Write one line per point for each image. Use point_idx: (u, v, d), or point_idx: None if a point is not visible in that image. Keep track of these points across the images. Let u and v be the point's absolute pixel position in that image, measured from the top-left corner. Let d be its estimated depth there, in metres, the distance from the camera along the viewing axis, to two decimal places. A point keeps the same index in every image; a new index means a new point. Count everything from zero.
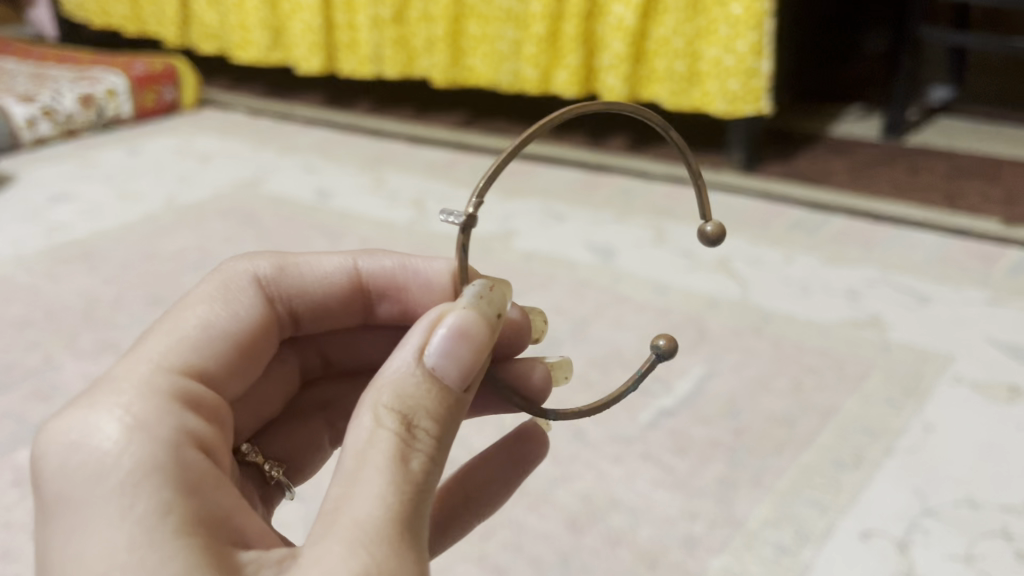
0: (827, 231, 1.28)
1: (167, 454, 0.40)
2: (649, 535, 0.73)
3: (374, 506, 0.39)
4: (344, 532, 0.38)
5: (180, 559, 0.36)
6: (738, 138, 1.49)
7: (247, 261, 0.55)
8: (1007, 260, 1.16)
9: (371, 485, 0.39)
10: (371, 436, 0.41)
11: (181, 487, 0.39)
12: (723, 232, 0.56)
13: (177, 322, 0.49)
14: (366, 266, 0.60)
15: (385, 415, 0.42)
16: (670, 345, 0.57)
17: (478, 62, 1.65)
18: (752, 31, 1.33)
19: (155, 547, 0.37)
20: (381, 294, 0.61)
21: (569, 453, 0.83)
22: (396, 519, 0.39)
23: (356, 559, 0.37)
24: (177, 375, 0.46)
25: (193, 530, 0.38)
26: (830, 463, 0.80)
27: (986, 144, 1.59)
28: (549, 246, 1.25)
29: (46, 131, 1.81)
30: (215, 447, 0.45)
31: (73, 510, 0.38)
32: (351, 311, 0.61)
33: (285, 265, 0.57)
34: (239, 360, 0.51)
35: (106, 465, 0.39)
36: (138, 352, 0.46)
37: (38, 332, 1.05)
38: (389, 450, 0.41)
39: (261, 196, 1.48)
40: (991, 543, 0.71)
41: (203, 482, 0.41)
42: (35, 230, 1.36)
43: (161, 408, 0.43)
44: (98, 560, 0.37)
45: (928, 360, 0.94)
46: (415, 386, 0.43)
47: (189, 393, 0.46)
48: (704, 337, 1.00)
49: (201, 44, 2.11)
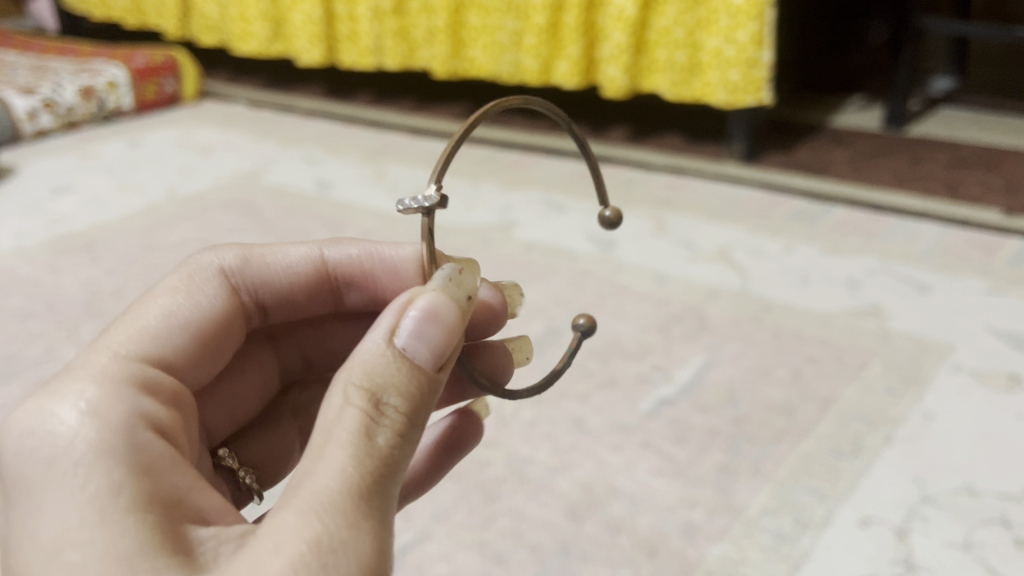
0: (828, 222, 1.28)
1: (119, 437, 0.41)
2: (649, 523, 0.73)
3: (334, 479, 0.38)
4: (301, 502, 0.38)
5: (133, 535, 0.37)
6: (739, 129, 1.49)
7: (211, 251, 0.55)
8: (1008, 250, 1.16)
9: (334, 459, 0.39)
10: (338, 414, 0.41)
11: (134, 468, 0.40)
12: (620, 217, 0.62)
13: (139, 314, 0.50)
14: (330, 254, 0.60)
15: (354, 393, 0.42)
16: (588, 324, 0.65)
17: (479, 53, 1.65)
18: (753, 21, 1.32)
19: (105, 522, 0.37)
20: (348, 282, 0.61)
21: (569, 442, 0.83)
22: (356, 491, 0.38)
23: (308, 528, 0.37)
24: (135, 361, 0.47)
25: (145, 506, 0.39)
26: (828, 451, 0.80)
27: (987, 134, 1.59)
28: (549, 236, 1.25)
29: (46, 123, 1.81)
30: (174, 431, 0.45)
31: (28, 492, 0.39)
32: (318, 301, 0.61)
33: (250, 256, 0.57)
34: (202, 353, 0.52)
35: (61, 449, 0.40)
36: (100, 341, 0.47)
37: (39, 323, 1.06)
38: (354, 426, 0.40)
39: (261, 188, 1.48)
40: (990, 530, 0.71)
41: (158, 463, 0.41)
42: (37, 222, 1.36)
43: (116, 393, 0.44)
44: (51, 539, 0.37)
45: (928, 349, 0.94)
46: (386, 367, 0.43)
47: (149, 380, 0.47)
48: (704, 326, 1.01)
49: (201, 36, 2.11)
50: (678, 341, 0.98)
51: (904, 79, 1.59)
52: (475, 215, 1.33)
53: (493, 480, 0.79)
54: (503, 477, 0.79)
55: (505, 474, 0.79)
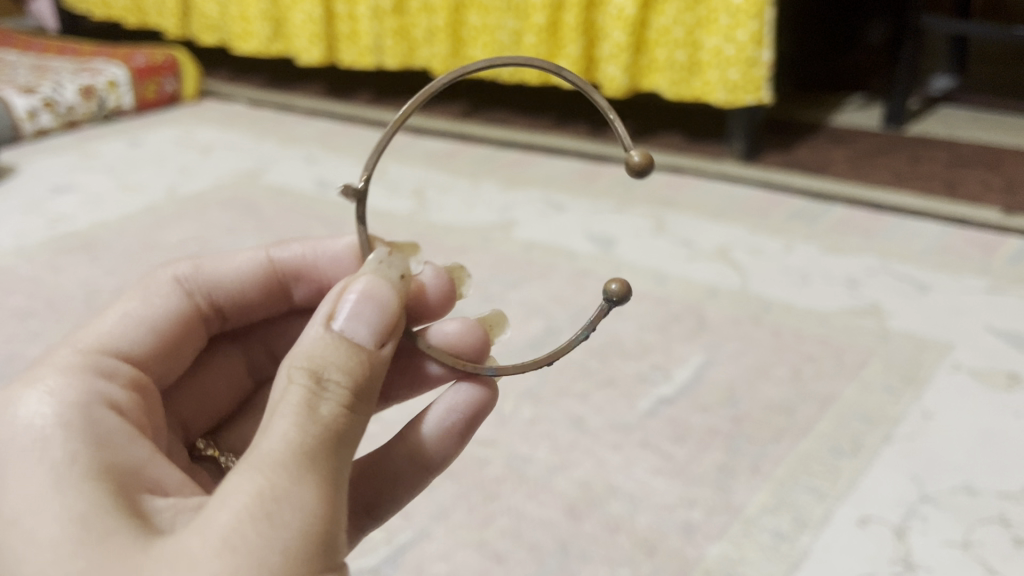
0: (827, 221, 1.28)
1: (78, 418, 0.42)
2: (648, 522, 0.73)
3: (280, 445, 0.39)
4: (245, 466, 0.38)
5: (88, 497, 0.38)
6: (738, 128, 1.49)
7: (166, 265, 0.57)
8: (1007, 249, 1.16)
9: (278, 427, 0.39)
10: (283, 391, 0.41)
11: (91, 441, 0.41)
12: (648, 160, 0.53)
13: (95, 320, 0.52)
14: (275, 255, 0.61)
15: (296, 372, 0.42)
16: (621, 290, 0.55)
17: (479, 53, 1.65)
18: (753, 20, 1.32)
19: (64, 490, 0.38)
20: (295, 277, 0.62)
21: (568, 440, 0.83)
22: (301, 453, 0.39)
23: (251, 485, 0.37)
24: (91, 353, 0.49)
25: (102, 473, 0.39)
26: (827, 450, 0.80)
27: (987, 133, 1.59)
28: (549, 235, 1.25)
29: (46, 122, 1.81)
30: (135, 414, 0.47)
31: None
32: (272, 300, 0.62)
33: (201, 262, 0.58)
34: (162, 347, 0.54)
35: (20, 432, 0.41)
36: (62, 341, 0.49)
37: (40, 323, 1.06)
38: (298, 397, 0.41)
39: (261, 187, 1.48)
40: (989, 530, 0.71)
41: (117, 440, 0.42)
42: (37, 222, 1.36)
43: (75, 378, 0.45)
44: (13, 509, 0.38)
45: (927, 348, 0.94)
46: (326, 347, 0.43)
47: (104, 365, 0.48)
48: (704, 325, 1.01)
49: (201, 36, 2.11)
50: (677, 340, 0.98)
51: (904, 78, 1.59)
52: (474, 214, 1.33)
53: (492, 478, 0.79)
54: (502, 476, 0.79)
55: (504, 473, 0.79)
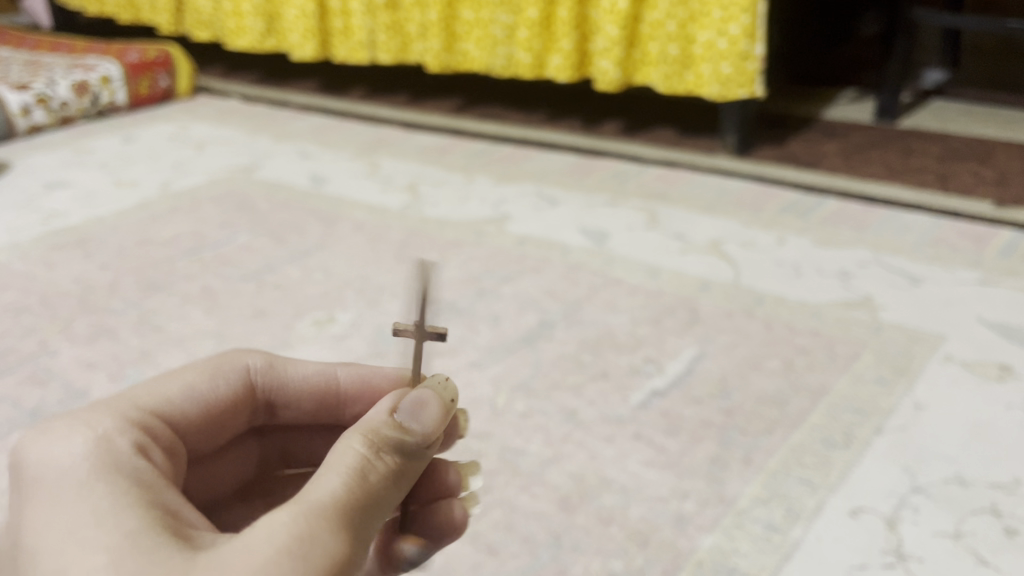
0: (818, 215, 1.28)
1: (98, 443, 0.39)
2: (640, 514, 0.73)
3: (323, 499, 0.37)
4: (296, 507, 0.36)
5: (103, 493, 0.36)
6: (731, 121, 1.49)
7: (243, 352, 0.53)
8: (999, 241, 1.16)
9: (320, 486, 0.38)
10: (336, 456, 0.39)
11: (136, 480, 0.38)
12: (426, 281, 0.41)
13: (165, 384, 0.47)
14: (345, 372, 0.55)
15: (353, 438, 0.40)
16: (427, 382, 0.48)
17: (472, 47, 1.66)
18: (745, 15, 1.32)
19: (65, 501, 0.36)
20: (353, 397, 0.56)
21: (561, 434, 0.83)
22: (341, 504, 0.37)
23: (298, 526, 0.35)
24: (141, 414, 0.44)
25: (128, 490, 0.37)
26: (819, 442, 0.80)
27: (978, 126, 1.59)
28: (542, 229, 1.25)
29: (40, 119, 1.81)
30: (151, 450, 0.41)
31: (42, 492, 0.36)
32: (319, 411, 0.56)
33: (274, 360, 0.54)
34: (208, 421, 0.50)
35: (75, 462, 0.37)
36: (120, 396, 0.45)
37: (33, 318, 1.06)
38: (348, 467, 0.39)
39: (255, 182, 1.48)
40: (980, 519, 0.71)
41: (160, 485, 0.39)
42: (31, 217, 1.36)
43: (109, 415, 0.42)
44: (42, 468, 0.37)
45: (919, 340, 0.94)
46: (386, 428, 0.42)
47: (145, 426, 0.43)
48: (696, 318, 1.01)
49: (194, 31, 2.10)
50: (670, 333, 0.98)
51: (896, 72, 1.60)
52: (468, 208, 1.34)
53: (486, 471, 0.79)
54: (496, 468, 0.79)
55: (498, 467, 0.80)
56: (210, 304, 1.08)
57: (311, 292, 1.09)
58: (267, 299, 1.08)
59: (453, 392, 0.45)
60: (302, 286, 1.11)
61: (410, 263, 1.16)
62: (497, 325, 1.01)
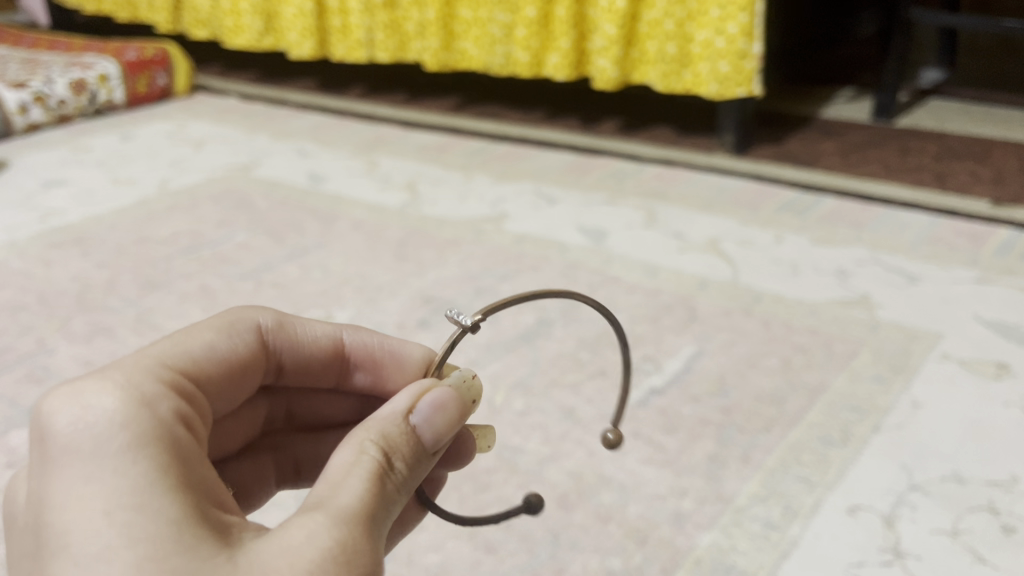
0: (816, 214, 1.28)
1: (135, 409, 0.37)
2: (639, 512, 0.73)
3: (350, 507, 0.38)
4: (328, 513, 0.37)
5: (141, 469, 0.35)
6: (729, 120, 1.50)
7: (252, 308, 0.51)
8: (996, 240, 1.16)
9: (344, 493, 0.38)
10: (355, 459, 0.40)
11: (172, 452, 0.37)
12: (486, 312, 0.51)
13: (187, 340, 0.46)
14: (350, 336, 0.55)
15: (369, 444, 0.41)
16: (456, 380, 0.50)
17: (470, 46, 1.66)
18: (743, 14, 1.32)
19: (105, 478, 0.34)
20: (358, 363, 0.56)
21: (560, 431, 0.83)
22: (367, 512, 0.38)
23: (336, 532, 0.36)
24: (169, 371, 0.42)
25: (167, 466, 0.36)
26: (818, 439, 0.80)
27: (975, 125, 1.59)
28: (541, 228, 1.25)
29: (38, 117, 1.80)
30: (187, 413, 0.40)
31: (72, 458, 0.35)
32: (325, 374, 0.56)
33: (286, 321, 0.52)
34: (230, 378, 0.48)
35: (107, 427, 0.36)
36: (145, 351, 0.43)
37: (31, 316, 1.06)
38: (366, 474, 0.39)
39: (254, 180, 1.48)
40: (978, 517, 0.71)
41: (192, 459, 0.38)
42: (29, 215, 1.36)
43: (140, 376, 0.40)
44: (67, 431, 0.36)
45: (916, 338, 0.94)
46: (401, 432, 0.42)
47: (176, 386, 0.42)
48: (694, 316, 1.01)
49: (191, 29, 2.10)
50: (668, 331, 0.98)
51: (893, 71, 1.60)
52: (466, 207, 1.34)
53: (484, 470, 0.79)
54: (494, 467, 0.79)
55: (496, 465, 0.80)
56: (209, 302, 1.08)
57: (309, 291, 1.09)
58: (265, 297, 1.08)
59: (476, 392, 0.50)
60: (300, 284, 1.11)
61: (408, 261, 1.16)
62: (495, 324, 1.01)
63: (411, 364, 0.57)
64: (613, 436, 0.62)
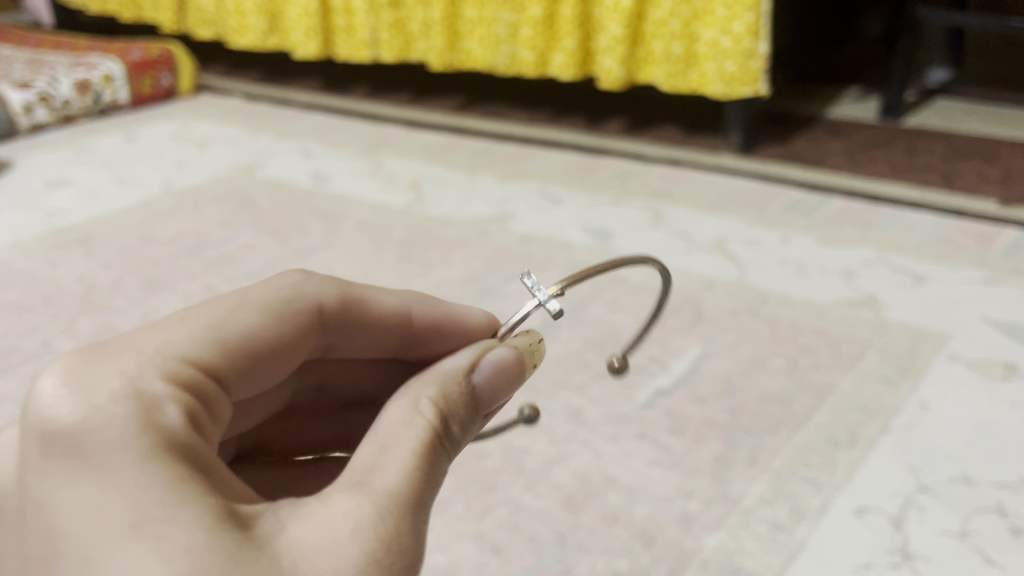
0: (823, 213, 1.28)
1: (144, 415, 0.35)
2: (645, 514, 0.73)
3: (398, 486, 0.38)
4: (375, 496, 0.37)
5: (159, 480, 0.33)
6: (736, 119, 1.49)
7: (311, 280, 0.49)
8: (1005, 240, 1.16)
9: (394, 463, 0.39)
10: (408, 421, 0.41)
11: (184, 459, 0.35)
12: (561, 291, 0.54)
13: (217, 324, 0.43)
14: (416, 309, 0.54)
15: (425, 406, 0.42)
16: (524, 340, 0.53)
17: (475, 46, 1.65)
18: (750, 13, 1.32)
19: (124, 489, 0.33)
20: (424, 333, 0.55)
21: (566, 433, 0.83)
22: (415, 491, 0.38)
23: (382, 525, 0.36)
24: (188, 365, 0.40)
25: (185, 474, 0.34)
26: (825, 441, 0.80)
27: (983, 125, 1.59)
28: (546, 228, 1.25)
29: (42, 117, 1.81)
30: (198, 414, 0.38)
31: (83, 471, 0.34)
32: (383, 341, 0.55)
33: (348, 295, 0.51)
34: (259, 361, 0.45)
35: (115, 437, 0.34)
36: (164, 339, 0.40)
37: (36, 317, 1.05)
38: (420, 439, 0.40)
39: (258, 180, 1.48)
40: (986, 519, 0.70)
41: (209, 465, 0.36)
42: (33, 216, 1.36)
43: (155, 372, 0.38)
44: (76, 442, 0.34)
45: (924, 339, 0.94)
46: (458, 393, 0.44)
47: (195, 384, 0.40)
48: (700, 317, 1.01)
49: (196, 29, 2.10)
50: (674, 332, 0.98)
51: (901, 70, 1.60)
52: (471, 207, 1.33)
53: (490, 470, 0.79)
54: (500, 468, 0.79)
55: (502, 466, 0.79)
56: None
57: None
58: None
59: (540, 356, 0.52)
60: None
61: (413, 262, 1.16)
62: None
63: (465, 331, 0.56)
64: (619, 362, 0.66)
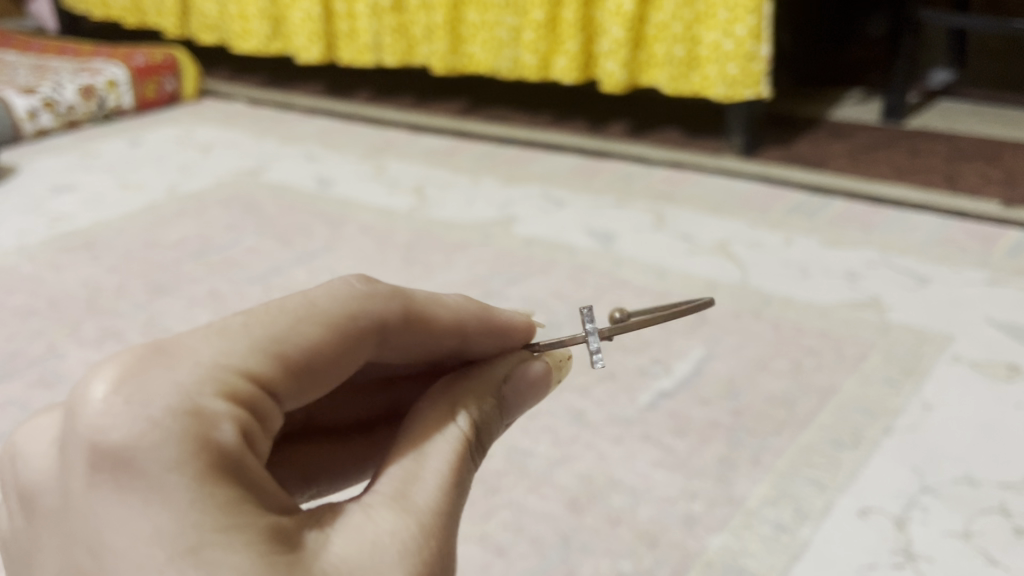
0: (826, 215, 1.28)
1: (198, 433, 0.32)
2: (649, 515, 0.73)
3: (436, 499, 0.38)
4: (416, 512, 0.37)
5: (214, 506, 0.31)
6: (737, 121, 1.50)
7: (368, 288, 0.42)
8: (1007, 241, 1.16)
9: (432, 476, 0.39)
10: (445, 430, 0.41)
11: (237, 479, 0.32)
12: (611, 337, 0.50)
13: (269, 333, 0.37)
14: (471, 323, 0.47)
15: (462, 414, 0.42)
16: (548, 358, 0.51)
17: (478, 50, 1.66)
18: (751, 15, 1.32)
19: (178, 514, 0.30)
20: (475, 342, 0.48)
21: (569, 434, 0.83)
22: (452, 505, 0.38)
23: (424, 543, 0.36)
24: (239, 377, 0.35)
25: (240, 499, 0.32)
26: (829, 442, 0.80)
27: (986, 126, 1.59)
28: (550, 231, 1.25)
29: (46, 122, 1.81)
30: (250, 430, 0.35)
31: (134, 489, 0.31)
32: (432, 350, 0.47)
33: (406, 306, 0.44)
34: (307, 374, 0.39)
35: (169, 455, 0.31)
36: (217, 347, 0.36)
37: (41, 321, 1.06)
38: (455, 450, 0.40)
39: (262, 184, 1.48)
40: (990, 519, 0.70)
41: (261, 483, 0.34)
42: (38, 221, 1.36)
43: (209, 384, 0.34)
44: (127, 458, 0.31)
45: (928, 340, 0.94)
46: (491, 401, 0.44)
47: (244, 397, 0.35)
48: (703, 319, 1.01)
49: (200, 35, 2.11)
50: (678, 334, 0.98)
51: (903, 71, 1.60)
52: (474, 210, 1.34)
53: (494, 473, 0.79)
54: (503, 469, 0.80)
55: (505, 467, 0.80)
56: (218, 307, 1.08)
57: None
58: None
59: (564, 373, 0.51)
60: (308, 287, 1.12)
61: (416, 265, 1.17)
62: None
63: (520, 340, 0.50)
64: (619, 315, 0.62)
